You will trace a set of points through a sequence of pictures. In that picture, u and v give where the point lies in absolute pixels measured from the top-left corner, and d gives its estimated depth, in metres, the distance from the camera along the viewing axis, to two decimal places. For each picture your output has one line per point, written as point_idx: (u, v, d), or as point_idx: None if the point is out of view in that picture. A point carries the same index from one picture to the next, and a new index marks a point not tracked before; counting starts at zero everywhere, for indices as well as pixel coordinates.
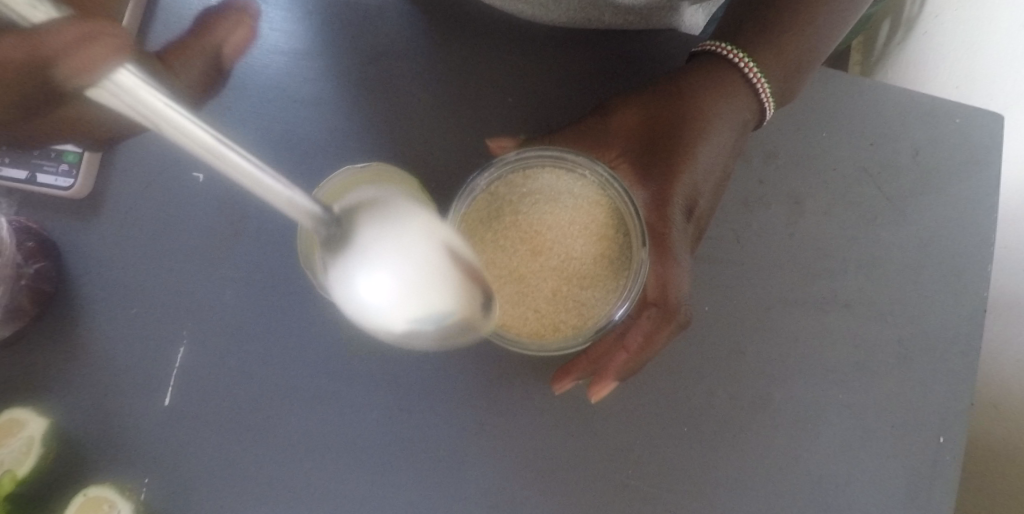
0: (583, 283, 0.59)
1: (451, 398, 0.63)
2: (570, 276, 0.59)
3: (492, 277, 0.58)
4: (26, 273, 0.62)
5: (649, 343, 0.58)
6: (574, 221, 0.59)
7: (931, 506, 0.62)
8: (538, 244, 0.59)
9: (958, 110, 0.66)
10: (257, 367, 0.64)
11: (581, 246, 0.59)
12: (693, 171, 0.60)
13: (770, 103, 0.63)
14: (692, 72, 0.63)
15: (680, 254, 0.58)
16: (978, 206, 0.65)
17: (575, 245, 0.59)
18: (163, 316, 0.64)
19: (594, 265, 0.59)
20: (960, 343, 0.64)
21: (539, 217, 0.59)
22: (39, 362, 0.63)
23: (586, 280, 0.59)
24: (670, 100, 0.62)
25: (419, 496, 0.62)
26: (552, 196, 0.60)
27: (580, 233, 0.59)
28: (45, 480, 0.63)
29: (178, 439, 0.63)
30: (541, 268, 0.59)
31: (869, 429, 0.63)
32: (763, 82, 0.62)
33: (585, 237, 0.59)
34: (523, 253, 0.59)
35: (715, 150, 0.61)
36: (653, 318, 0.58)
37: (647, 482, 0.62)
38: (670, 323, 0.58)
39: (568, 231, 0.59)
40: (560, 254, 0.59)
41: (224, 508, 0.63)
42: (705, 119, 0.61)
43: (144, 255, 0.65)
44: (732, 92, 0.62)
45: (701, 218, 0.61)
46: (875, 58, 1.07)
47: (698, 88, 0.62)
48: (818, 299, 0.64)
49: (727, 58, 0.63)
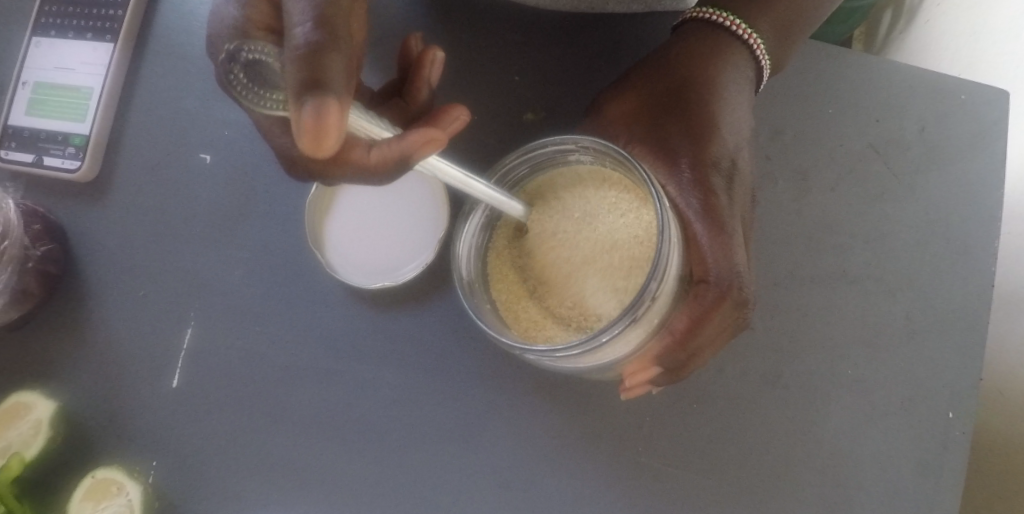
0: (628, 271, 0.51)
1: (459, 377, 0.63)
2: (614, 269, 0.51)
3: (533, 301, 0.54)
4: (33, 256, 0.62)
5: (698, 325, 0.53)
6: (604, 210, 0.53)
7: (944, 483, 0.62)
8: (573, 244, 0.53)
9: (963, 85, 0.66)
10: (266, 347, 0.64)
11: (616, 229, 0.52)
12: (723, 140, 0.57)
13: (767, 62, 0.61)
14: (684, 41, 0.61)
15: (731, 227, 0.55)
16: (984, 180, 0.65)
17: (609, 230, 0.52)
18: (171, 297, 0.65)
19: (637, 246, 0.51)
20: (968, 321, 0.63)
21: (566, 216, 0.54)
22: (50, 342, 0.65)
23: (633, 267, 0.51)
24: (668, 76, 0.60)
25: (428, 477, 0.62)
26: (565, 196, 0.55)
27: (613, 217, 0.52)
28: (52, 464, 0.63)
29: (186, 420, 0.63)
30: (582, 270, 0.52)
31: (879, 405, 0.63)
32: (757, 40, 0.60)
33: (615, 222, 0.53)
34: (560, 258, 0.53)
35: (734, 115, 0.59)
36: (702, 298, 0.54)
37: (658, 459, 0.62)
38: (726, 301, 0.53)
39: (600, 222, 0.53)
40: (596, 247, 0.52)
41: (231, 489, 0.62)
42: (715, 86, 0.59)
43: (152, 237, 0.66)
44: (729, 53, 0.60)
45: (741, 182, 0.58)
46: (877, 48, 1.08)
47: (694, 55, 0.60)
48: (826, 275, 0.64)
49: (715, 22, 0.61)
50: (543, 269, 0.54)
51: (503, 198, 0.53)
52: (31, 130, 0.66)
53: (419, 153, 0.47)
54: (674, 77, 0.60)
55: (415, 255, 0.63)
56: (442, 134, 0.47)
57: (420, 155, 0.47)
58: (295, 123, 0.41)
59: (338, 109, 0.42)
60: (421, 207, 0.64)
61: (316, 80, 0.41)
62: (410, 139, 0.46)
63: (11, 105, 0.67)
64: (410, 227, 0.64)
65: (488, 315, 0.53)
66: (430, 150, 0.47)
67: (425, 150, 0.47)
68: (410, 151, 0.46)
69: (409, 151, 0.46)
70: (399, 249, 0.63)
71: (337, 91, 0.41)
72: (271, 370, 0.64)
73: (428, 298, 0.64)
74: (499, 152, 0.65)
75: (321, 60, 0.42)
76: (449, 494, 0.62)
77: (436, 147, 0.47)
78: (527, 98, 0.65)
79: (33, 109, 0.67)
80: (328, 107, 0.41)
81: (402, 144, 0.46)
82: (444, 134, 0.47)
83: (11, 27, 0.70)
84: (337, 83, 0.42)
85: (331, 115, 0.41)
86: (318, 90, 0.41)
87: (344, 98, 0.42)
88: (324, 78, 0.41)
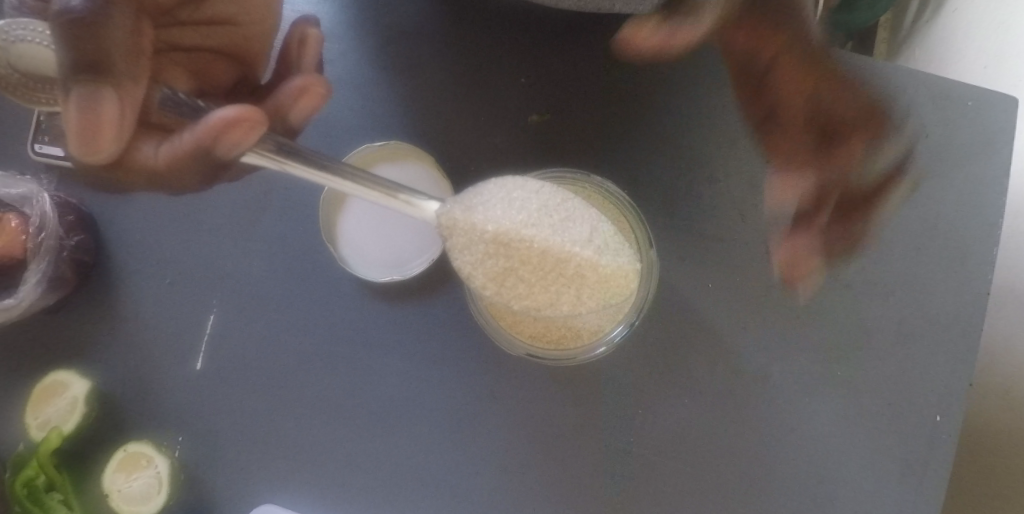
0: (596, 292, 0.55)
1: (461, 369, 0.66)
2: (596, 296, 0.54)
3: (517, 322, 0.63)
4: (68, 245, 0.66)
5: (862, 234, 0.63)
6: (588, 229, 0.55)
7: (927, 483, 0.64)
8: (555, 257, 0.53)
9: (973, 91, 0.66)
10: (282, 335, 0.68)
11: (607, 255, 0.54)
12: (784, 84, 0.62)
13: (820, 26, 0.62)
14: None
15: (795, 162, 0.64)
16: (988, 188, 0.65)
17: (600, 253, 0.54)
18: (194, 285, 0.69)
19: (626, 277, 0.54)
20: (961, 327, 0.65)
21: (542, 221, 0.54)
22: (83, 326, 0.69)
23: (612, 298, 0.55)
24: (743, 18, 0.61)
25: (431, 459, 0.66)
26: (523, 201, 0.55)
27: (599, 239, 0.55)
28: (87, 438, 0.68)
29: (208, 400, 0.68)
30: (559, 290, 0.54)
31: (866, 405, 0.65)
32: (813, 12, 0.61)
33: (600, 242, 0.54)
34: (533, 271, 0.54)
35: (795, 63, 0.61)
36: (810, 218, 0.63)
37: (648, 450, 0.65)
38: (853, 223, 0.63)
39: (586, 242, 0.54)
40: (582, 269, 0.53)
41: (249, 465, 0.67)
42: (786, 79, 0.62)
43: (176, 228, 0.69)
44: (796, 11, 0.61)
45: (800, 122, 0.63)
46: (903, 35, 1.05)
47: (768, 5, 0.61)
48: (823, 278, 0.65)
49: None
50: (508, 277, 0.54)
51: (390, 190, 0.53)
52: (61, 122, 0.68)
53: (229, 136, 0.50)
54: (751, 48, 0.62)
55: (416, 251, 0.67)
56: (256, 115, 0.50)
57: (228, 138, 0.50)
58: (65, 113, 0.46)
59: (107, 95, 0.46)
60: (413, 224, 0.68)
61: (84, 63, 0.45)
62: (214, 121, 0.50)
63: None
64: (411, 238, 0.68)
65: (499, 333, 0.64)
66: (240, 132, 0.50)
67: (235, 133, 0.50)
68: (218, 135, 0.50)
69: (216, 136, 0.50)
70: (410, 247, 0.68)
71: (106, 77, 0.46)
72: (286, 356, 0.68)
73: (432, 293, 0.67)
74: (502, 151, 0.67)
75: (91, 40, 0.45)
76: (454, 477, 0.66)
77: (245, 129, 0.50)
78: (529, 101, 0.67)
79: None
80: (94, 93, 0.46)
81: (210, 132, 0.50)
82: (257, 115, 0.50)
83: None
84: (111, 66, 0.46)
85: (101, 103, 0.46)
86: (87, 79, 0.45)
87: (117, 84, 0.47)
88: (99, 64, 0.46)
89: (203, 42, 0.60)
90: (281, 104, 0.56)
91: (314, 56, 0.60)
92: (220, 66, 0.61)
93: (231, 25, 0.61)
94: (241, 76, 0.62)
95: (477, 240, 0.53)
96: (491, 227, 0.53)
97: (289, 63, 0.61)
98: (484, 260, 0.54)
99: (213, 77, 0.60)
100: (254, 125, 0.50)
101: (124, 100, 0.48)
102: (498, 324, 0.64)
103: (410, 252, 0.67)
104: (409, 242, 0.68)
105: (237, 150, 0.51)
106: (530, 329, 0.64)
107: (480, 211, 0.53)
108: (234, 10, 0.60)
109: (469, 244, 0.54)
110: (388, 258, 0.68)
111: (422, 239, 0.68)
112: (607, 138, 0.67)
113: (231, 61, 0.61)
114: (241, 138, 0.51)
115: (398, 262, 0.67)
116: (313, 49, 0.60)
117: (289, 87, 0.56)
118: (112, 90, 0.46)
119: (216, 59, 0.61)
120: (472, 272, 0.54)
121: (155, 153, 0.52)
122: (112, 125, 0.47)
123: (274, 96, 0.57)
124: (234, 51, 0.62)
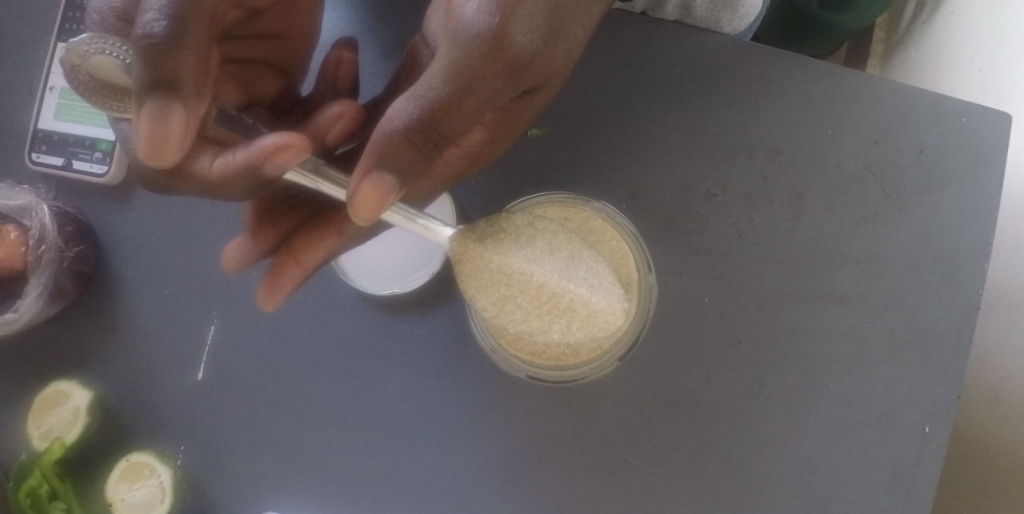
0: (583, 325, 0.59)
1: (461, 380, 0.67)
2: (583, 326, 0.59)
3: (516, 343, 0.65)
4: (67, 256, 0.66)
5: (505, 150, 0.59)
6: (585, 267, 0.58)
7: (915, 491, 0.65)
8: (552, 291, 0.56)
9: (969, 107, 0.66)
10: (284, 345, 0.69)
11: (599, 293, 0.58)
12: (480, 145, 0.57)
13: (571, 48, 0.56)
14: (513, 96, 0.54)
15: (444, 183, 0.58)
16: (979, 203, 0.66)
17: (592, 291, 0.57)
18: (195, 296, 0.69)
19: (614, 314, 0.58)
20: (951, 339, 0.66)
21: (545, 259, 0.57)
22: (83, 337, 0.69)
23: (599, 331, 0.59)
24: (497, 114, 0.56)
25: (432, 469, 0.67)
26: (528, 237, 0.57)
27: (595, 278, 0.58)
28: (88, 448, 0.69)
29: (209, 410, 0.68)
30: (552, 319, 0.58)
31: (857, 416, 0.66)
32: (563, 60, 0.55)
33: (597, 281, 0.58)
34: (531, 301, 0.57)
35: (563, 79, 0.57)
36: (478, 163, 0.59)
37: (644, 460, 0.66)
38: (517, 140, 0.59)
39: (582, 279, 0.57)
40: (575, 304, 0.57)
41: (251, 474, 0.68)
42: (434, 121, 0.49)
43: (177, 238, 0.69)
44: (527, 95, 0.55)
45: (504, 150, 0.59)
46: (898, 37, 1.06)
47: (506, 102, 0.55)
48: (818, 291, 0.66)
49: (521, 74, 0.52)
50: (506, 304, 0.57)
51: (409, 215, 0.55)
52: (61, 133, 0.69)
53: (275, 159, 0.50)
54: (507, 59, 0.50)
55: (415, 265, 0.68)
56: (301, 140, 0.51)
57: (276, 161, 0.51)
58: (137, 125, 0.45)
59: (178, 114, 0.46)
60: (413, 240, 0.69)
61: (160, 81, 0.45)
62: (264, 145, 0.50)
63: (39, 109, 0.69)
64: (410, 253, 0.69)
65: (501, 352, 0.65)
66: (287, 156, 0.51)
67: (281, 156, 0.50)
68: (265, 157, 0.50)
69: (264, 159, 0.50)
70: (408, 261, 0.69)
71: (179, 93, 0.46)
72: (287, 366, 0.68)
73: (434, 304, 0.68)
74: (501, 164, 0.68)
75: (167, 62, 0.45)
76: (454, 486, 0.67)
77: (291, 155, 0.51)
78: None
79: (62, 114, 0.69)
80: (167, 110, 0.45)
81: (257, 153, 0.50)
82: (303, 141, 0.51)
83: (34, 25, 0.71)
84: (184, 84, 0.46)
85: (171, 119, 0.45)
86: (160, 95, 0.45)
87: (187, 102, 0.46)
88: (172, 81, 0.45)
89: (252, 55, 0.66)
90: (315, 128, 0.61)
91: (349, 76, 0.66)
92: (265, 79, 0.67)
93: (277, 41, 0.66)
94: (284, 88, 0.69)
95: (482, 269, 0.56)
96: (497, 259, 0.56)
97: (324, 82, 0.67)
98: (488, 287, 0.57)
99: (259, 89, 0.67)
100: (301, 149, 0.51)
101: (192, 116, 0.47)
102: (497, 342, 0.66)
103: (409, 267, 0.68)
104: (407, 257, 0.69)
105: (281, 170, 0.52)
106: (530, 350, 0.65)
107: (491, 241, 0.56)
108: (284, 27, 0.66)
109: (475, 273, 0.56)
110: (385, 272, 0.68)
111: (421, 255, 0.68)
112: (607, 153, 0.68)
113: (276, 75, 0.68)
114: (288, 162, 0.51)
115: (395, 275, 0.68)
116: (346, 70, 0.66)
117: (326, 114, 0.61)
118: (183, 106, 0.46)
119: (263, 72, 0.67)
120: (475, 295, 0.57)
121: (209, 166, 0.53)
122: (179, 141, 0.46)
123: (311, 123, 0.61)
124: (277, 64, 0.68)
